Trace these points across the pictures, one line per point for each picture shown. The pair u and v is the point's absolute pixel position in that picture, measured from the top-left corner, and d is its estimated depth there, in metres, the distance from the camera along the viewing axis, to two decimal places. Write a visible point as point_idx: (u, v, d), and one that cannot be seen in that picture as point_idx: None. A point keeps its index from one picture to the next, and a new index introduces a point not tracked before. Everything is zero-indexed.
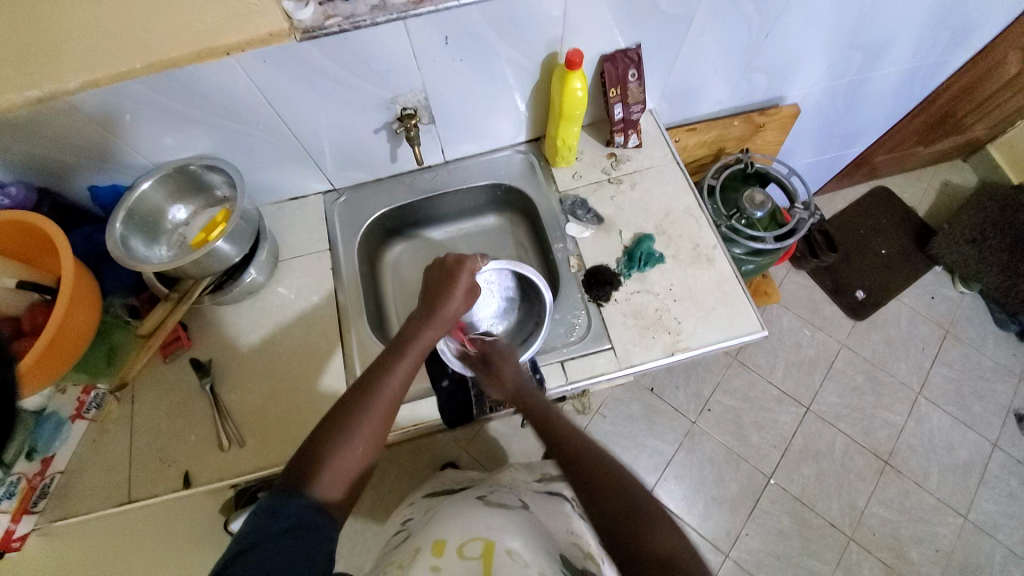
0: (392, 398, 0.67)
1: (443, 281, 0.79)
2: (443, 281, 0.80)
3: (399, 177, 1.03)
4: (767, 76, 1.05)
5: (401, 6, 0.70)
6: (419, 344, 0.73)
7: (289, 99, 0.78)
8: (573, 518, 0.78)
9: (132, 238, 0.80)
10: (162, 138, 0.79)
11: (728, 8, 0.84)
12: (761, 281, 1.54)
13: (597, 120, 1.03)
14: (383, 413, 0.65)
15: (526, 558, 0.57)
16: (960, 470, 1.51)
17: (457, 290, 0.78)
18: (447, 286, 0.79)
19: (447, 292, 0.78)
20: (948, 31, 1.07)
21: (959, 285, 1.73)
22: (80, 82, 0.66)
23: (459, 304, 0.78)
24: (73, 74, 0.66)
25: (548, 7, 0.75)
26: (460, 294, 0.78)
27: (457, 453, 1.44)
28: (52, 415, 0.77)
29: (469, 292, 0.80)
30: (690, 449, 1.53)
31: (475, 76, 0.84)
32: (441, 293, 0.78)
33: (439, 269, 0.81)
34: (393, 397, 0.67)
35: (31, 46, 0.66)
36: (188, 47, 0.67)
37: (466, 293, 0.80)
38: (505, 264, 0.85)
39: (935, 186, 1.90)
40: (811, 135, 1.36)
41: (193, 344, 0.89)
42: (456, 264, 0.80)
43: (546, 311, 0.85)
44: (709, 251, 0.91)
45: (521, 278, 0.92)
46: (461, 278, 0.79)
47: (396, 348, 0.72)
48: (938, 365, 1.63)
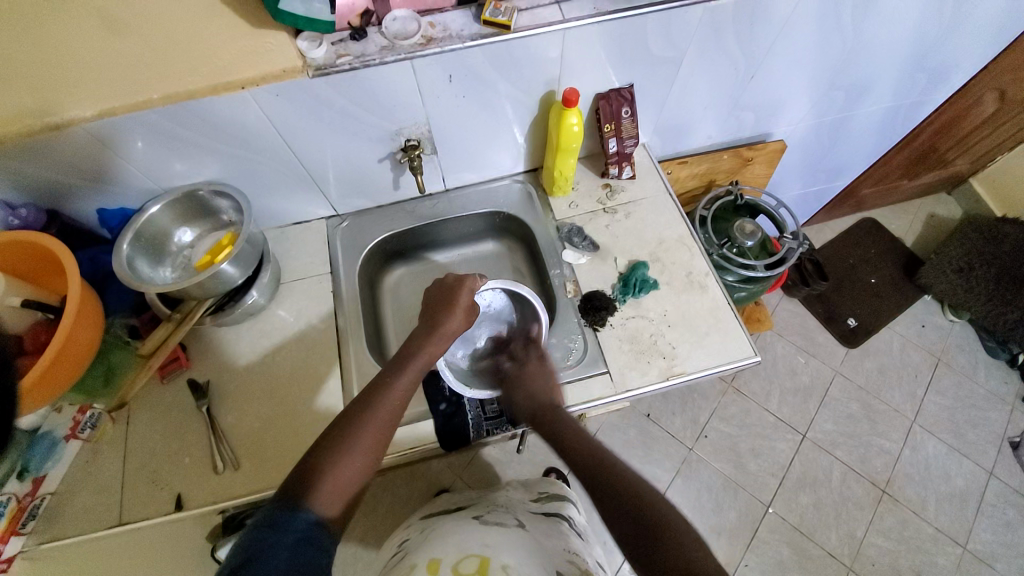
0: (390, 415, 0.67)
1: (444, 299, 0.81)
2: (442, 299, 0.81)
3: (401, 204, 1.06)
4: (755, 113, 1.10)
5: (409, 47, 0.74)
6: (419, 359, 0.74)
7: (298, 130, 0.81)
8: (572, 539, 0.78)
9: (138, 260, 0.82)
10: (173, 164, 0.82)
11: (716, 51, 0.89)
12: (754, 307, 1.57)
13: (592, 152, 1.07)
14: (378, 430, 0.65)
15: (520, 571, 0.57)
16: (958, 499, 1.50)
17: (457, 308, 0.80)
18: (447, 304, 0.80)
19: (448, 310, 0.79)
20: (924, 73, 1.13)
21: (948, 313, 1.76)
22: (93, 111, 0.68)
23: (459, 322, 0.79)
24: (89, 104, 0.68)
25: (547, 49, 0.80)
26: (460, 311, 0.80)
27: (452, 479, 1.42)
28: (46, 434, 0.77)
29: (468, 310, 0.81)
30: (687, 477, 1.52)
31: (477, 110, 0.88)
32: (441, 311, 0.79)
33: (439, 288, 0.83)
34: (392, 411, 0.68)
35: (48, 79, 0.69)
36: (203, 80, 0.70)
37: (465, 310, 0.81)
38: (500, 283, 0.88)
39: (921, 218, 1.96)
40: (799, 169, 1.42)
41: (191, 365, 0.89)
42: (455, 283, 0.82)
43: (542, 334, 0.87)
44: (702, 278, 0.94)
45: (513, 295, 0.93)
46: (460, 296, 0.81)
47: (395, 365, 0.72)
48: (931, 394, 1.64)
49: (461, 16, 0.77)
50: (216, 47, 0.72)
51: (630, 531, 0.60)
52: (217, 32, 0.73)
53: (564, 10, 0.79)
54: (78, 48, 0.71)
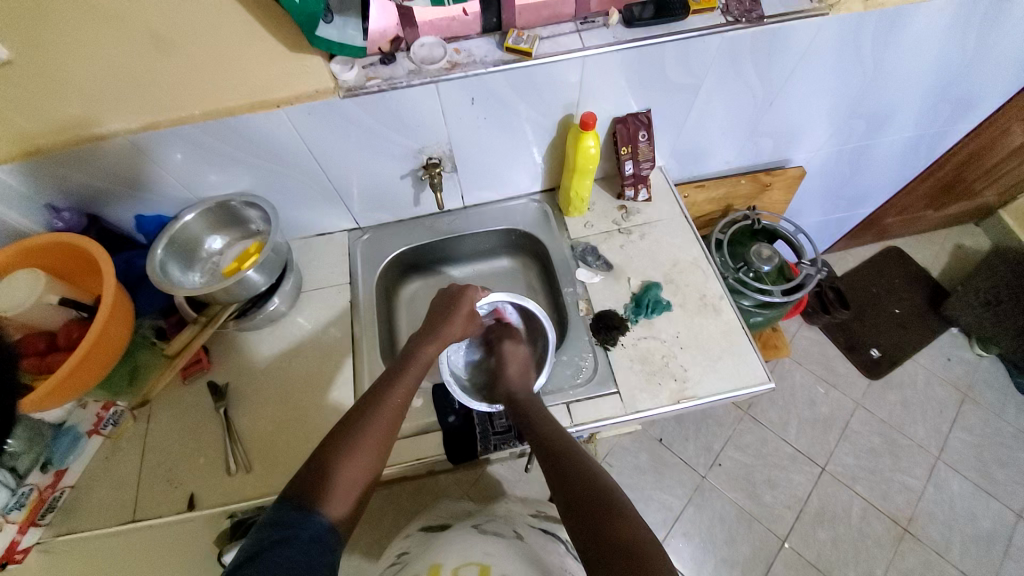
0: (394, 418, 0.69)
1: (449, 304, 0.85)
2: (445, 308, 0.85)
3: (421, 220, 1.09)
4: (773, 140, 1.11)
5: (435, 71, 0.78)
6: (421, 362, 0.77)
7: (326, 145, 0.85)
8: (568, 554, 0.80)
9: (170, 264, 0.86)
10: (207, 175, 0.86)
11: (733, 79, 0.91)
12: (772, 333, 1.53)
13: (609, 174, 1.09)
14: (384, 432, 0.67)
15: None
16: (982, 541, 1.43)
17: (457, 316, 0.83)
18: (448, 312, 0.84)
19: (452, 316, 0.83)
20: (948, 103, 1.12)
21: (976, 347, 1.69)
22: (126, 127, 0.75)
23: (460, 327, 0.83)
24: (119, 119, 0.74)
25: (567, 74, 0.82)
26: (462, 317, 0.84)
27: (458, 494, 1.41)
28: (71, 428, 0.81)
29: (469, 316, 0.85)
30: (699, 505, 1.48)
31: (497, 131, 0.91)
32: (441, 318, 0.83)
33: (443, 297, 0.87)
34: (397, 413, 0.70)
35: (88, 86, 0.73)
36: (244, 97, 0.76)
37: (466, 317, 0.85)
38: (506, 296, 0.90)
39: (948, 249, 1.91)
40: (818, 195, 1.41)
41: (212, 367, 0.92)
42: (458, 291, 0.87)
43: (548, 355, 0.87)
44: (716, 301, 0.94)
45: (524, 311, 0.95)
46: (462, 303, 0.85)
47: (396, 369, 0.75)
48: (957, 430, 1.58)
49: (485, 42, 0.81)
50: None
51: (581, 501, 0.63)
52: None
53: (584, 38, 0.81)
54: None
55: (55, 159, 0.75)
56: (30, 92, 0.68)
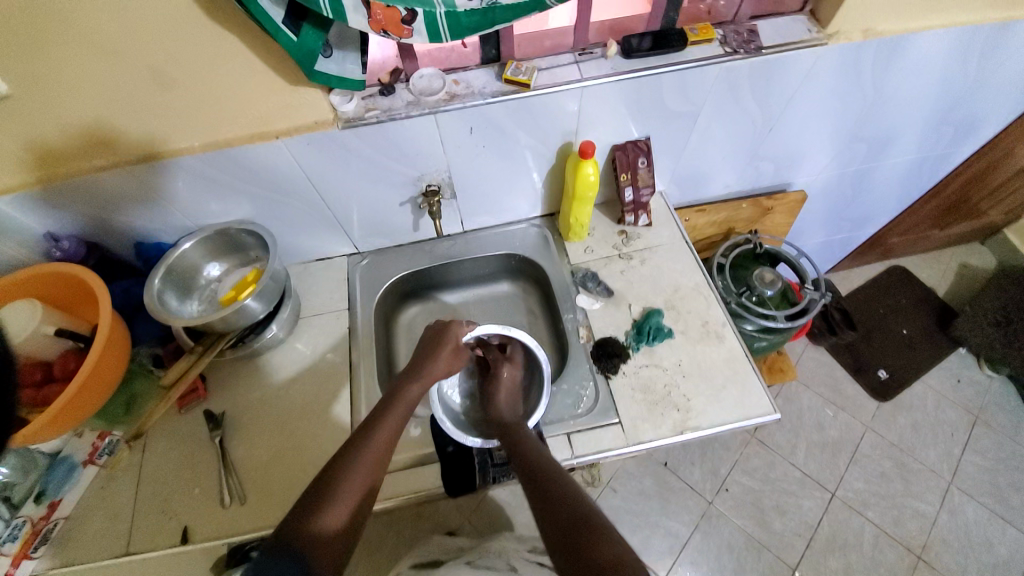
0: (379, 456, 0.67)
1: (433, 340, 0.83)
2: (430, 342, 0.83)
3: (420, 244, 1.09)
4: (773, 164, 1.11)
5: (434, 102, 0.79)
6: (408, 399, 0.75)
7: (326, 175, 0.86)
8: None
9: (168, 294, 0.86)
10: (208, 204, 0.87)
11: (731, 106, 0.91)
12: (777, 357, 1.51)
13: (609, 198, 1.09)
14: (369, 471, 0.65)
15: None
16: (1001, 572, 1.38)
17: (443, 351, 0.81)
18: (433, 347, 0.82)
19: (436, 351, 0.81)
20: (950, 126, 1.12)
21: (985, 368, 1.67)
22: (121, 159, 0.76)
23: (445, 364, 0.80)
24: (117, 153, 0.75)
25: (565, 103, 0.83)
26: (447, 353, 0.81)
27: (458, 521, 1.38)
28: (66, 458, 0.81)
29: (456, 349, 0.83)
30: (706, 533, 1.45)
31: (496, 159, 0.91)
32: (427, 354, 0.81)
33: (430, 332, 0.86)
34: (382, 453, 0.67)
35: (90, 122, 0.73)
36: (244, 130, 0.77)
37: (452, 352, 0.82)
38: (494, 328, 0.86)
39: (953, 268, 1.89)
40: (821, 217, 1.40)
41: (209, 395, 0.91)
42: (442, 326, 0.85)
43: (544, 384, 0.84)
44: (718, 328, 0.92)
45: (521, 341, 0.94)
46: (447, 337, 0.83)
47: (384, 406, 0.73)
48: (970, 455, 1.54)
49: (484, 73, 0.82)
50: None
51: (561, 525, 0.60)
52: None
53: (582, 69, 0.82)
54: None
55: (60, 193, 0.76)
56: (34, 131, 0.70)
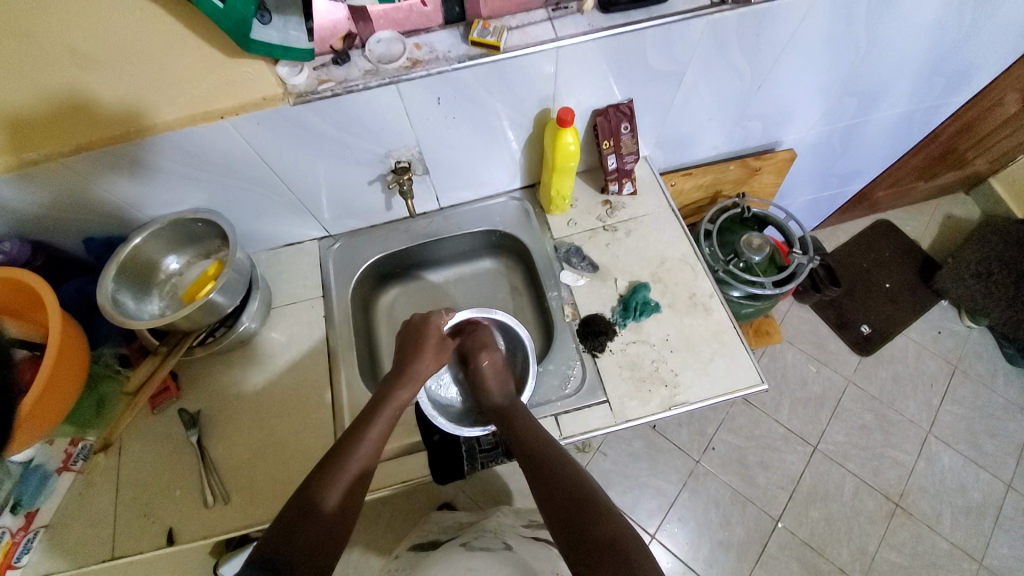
0: (367, 459, 0.68)
1: (413, 338, 0.82)
2: (413, 340, 0.82)
3: (394, 224, 1.03)
4: (762, 123, 1.05)
5: (394, 71, 0.71)
6: (397, 400, 0.75)
7: (284, 155, 0.79)
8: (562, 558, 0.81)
9: (125, 293, 0.81)
10: (158, 192, 0.79)
11: (718, 63, 0.85)
12: (763, 319, 1.53)
13: (592, 166, 1.03)
14: (358, 474, 0.66)
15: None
16: (973, 512, 1.45)
17: (426, 348, 0.81)
18: (416, 344, 0.81)
19: (417, 349, 0.80)
20: (944, 76, 1.07)
21: (966, 319, 1.70)
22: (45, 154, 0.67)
23: (430, 360, 0.80)
24: (39, 150, 0.67)
25: (540, 67, 0.76)
26: (429, 349, 0.80)
27: (453, 494, 1.40)
28: (38, 468, 0.76)
29: (437, 346, 0.82)
30: (694, 490, 1.49)
31: (469, 130, 0.85)
32: (411, 352, 0.80)
33: (408, 328, 0.84)
34: (367, 459, 0.68)
35: (6, 121, 0.66)
36: (187, 112, 0.68)
37: (435, 349, 0.81)
38: (473, 312, 0.88)
39: (938, 219, 1.89)
40: (809, 175, 1.36)
41: (182, 394, 0.87)
42: (421, 322, 0.84)
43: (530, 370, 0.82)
44: (706, 299, 0.90)
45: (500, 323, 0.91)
46: (428, 334, 0.82)
47: (368, 412, 0.72)
48: (948, 404, 1.59)
49: (449, 35, 0.74)
50: (192, 73, 0.69)
51: (566, 508, 0.63)
52: (188, 54, 0.69)
53: (556, 27, 0.75)
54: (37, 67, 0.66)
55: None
56: None
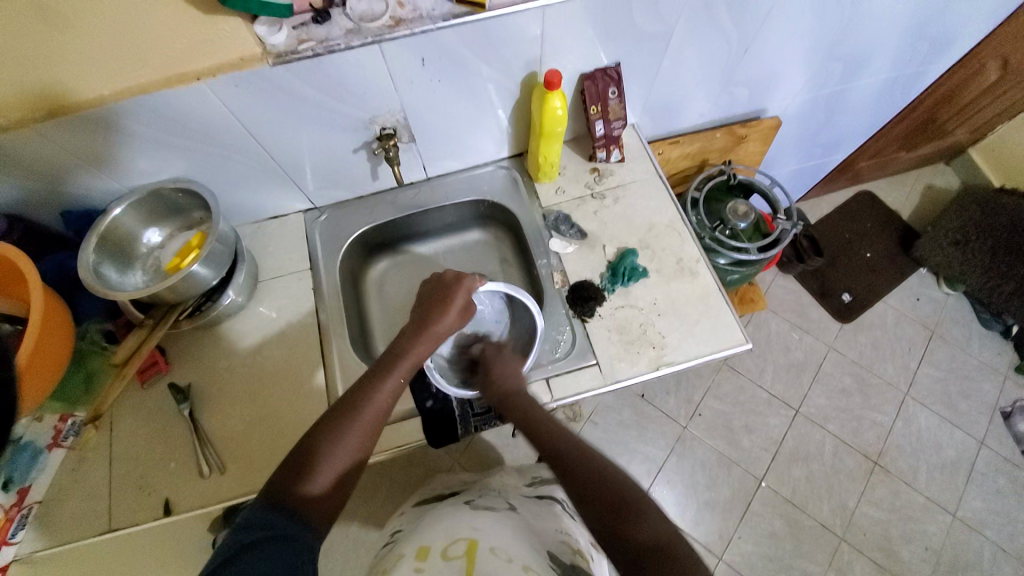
0: (379, 411, 0.68)
1: (439, 296, 0.79)
2: (437, 296, 0.80)
3: (382, 195, 1.02)
4: (748, 89, 1.05)
5: (377, 30, 0.70)
6: (413, 358, 0.73)
7: (266, 122, 0.78)
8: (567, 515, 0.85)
9: (106, 266, 0.79)
10: (134, 161, 0.78)
11: (706, 24, 0.84)
12: (749, 287, 1.56)
13: (579, 134, 1.03)
14: (368, 427, 0.66)
15: (509, 554, 0.57)
16: (947, 468, 1.53)
17: (451, 308, 0.78)
18: (442, 301, 0.79)
19: (442, 308, 0.78)
20: (927, 41, 1.08)
21: (943, 286, 1.74)
22: (12, 121, 0.64)
23: (451, 321, 0.78)
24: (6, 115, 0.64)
25: (526, 27, 0.75)
26: (454, 311, 0.78)
27: (447, 463, 1.43)
28: (29, 444, 0.74)
29: (463, 310, 0.80)
30: (681, 454, 1.54)
31: (455, 95, 0.83)
32: (434, 308, 0.78)
33: (437, 283, 0.81)
34: (380, 410, 0.68)
35: None
36: (157, 73, 0.66)
37: (459, 311, 0.79)
38: (500, 286, 0.83)
39: (918, 188, 1.92)
40: (794, 143, 1.37)
41: (172, 368, 0.87)
42: (453, 281, 0.81)
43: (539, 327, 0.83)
44: (692, 264, 0.92)
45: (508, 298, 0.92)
46: (456, 295, 0.79)
47: (382, 366, 0.72)
48: (924, 367, 1.65)
49: None
50: (168, 35, 0.67)
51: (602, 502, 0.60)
52: (164, 16, 0.67)
53: None
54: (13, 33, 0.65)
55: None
56: None
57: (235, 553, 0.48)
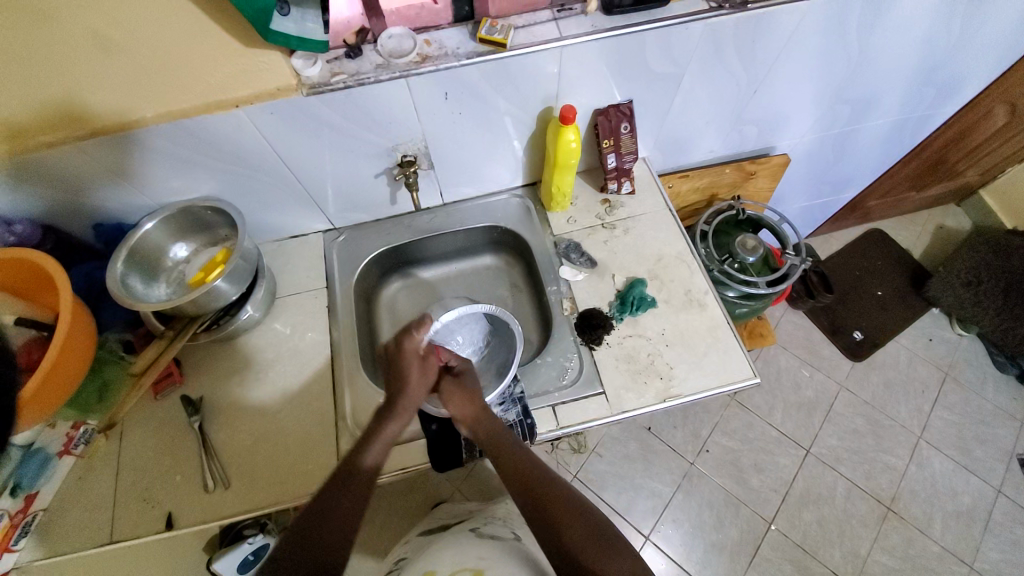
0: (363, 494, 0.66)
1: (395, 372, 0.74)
2: (396, 364, 0.75)
3: (398, 219, 1.06)
4: (758, 128, 1.09)
5: (404, 65, 0.74)
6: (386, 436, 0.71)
7: (295, 147, 0.82)
8: None
9: (132, 277, 0.82)
10: (166, 180, 0.82)
11: (717, 66, 0.88)
12: (758, 322, 1.56)
13: (592, 166, 1.06)
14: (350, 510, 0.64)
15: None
16: (965, 517, 1.47)
17: (411, 381, 0.74)
18: (399, 369, 0.74)
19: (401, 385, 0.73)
20: (932, 86, 1.11)
21: (957, 327, 1.73)
22: (55, 138, 0.69)
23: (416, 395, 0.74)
24: (51, 134, 0.69)
25: (545, 65, 0.79)
26: (415, 384, 0.74)
27: (450, 491, 1.41)
28: (39, 450, 0.76)
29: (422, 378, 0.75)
30: (688, 491, 1.50)
31: (474, 126, 0.87)
32: (394, 388, 0.74)
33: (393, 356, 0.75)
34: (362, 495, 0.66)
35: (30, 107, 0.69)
36: (196, 100, 0.71)
37: (420, 374, 0.75)
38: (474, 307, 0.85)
39: (929, 229, 1.93)
40: (803, 181, 1.39)
41: (185, 380, 0.88)
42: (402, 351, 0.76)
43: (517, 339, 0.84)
44: (701, 296, 0.93)
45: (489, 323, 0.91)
46: (409, 369, 0.74)
47: (358, 450, 0.69)
48: (938, 409, 1.61)
49: (457, 33, 0.78)
50: (209, 64, 0.71)
51: (576, 542, 0.60)
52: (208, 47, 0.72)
53: (561, 27, 0.78)
54: (63, 56, 0.70)
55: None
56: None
57: None
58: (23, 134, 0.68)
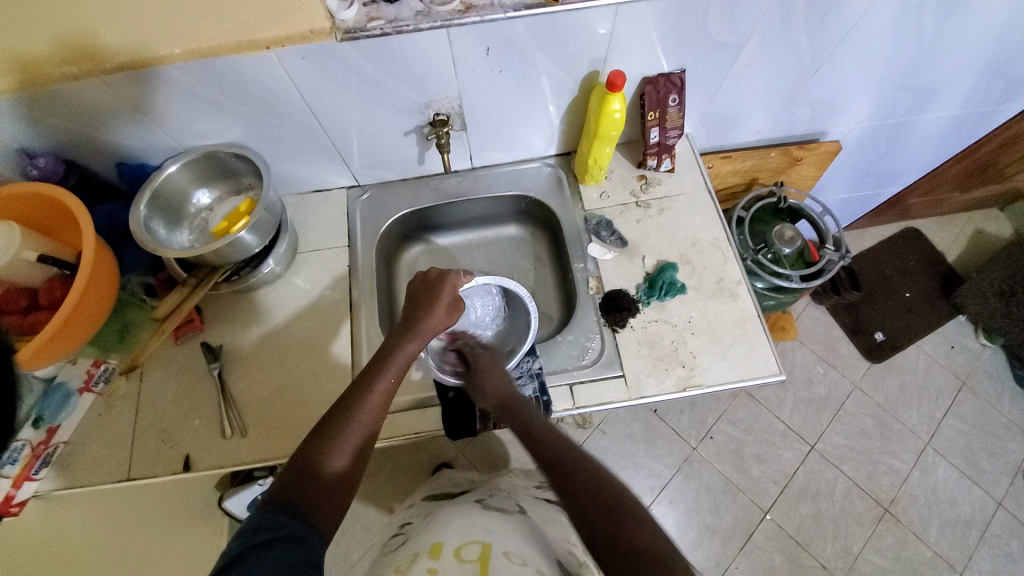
0: (376, 412, 0.66)
1: (425, 294, 0.77)
2: (426, 292, 0.77)
3: (424, 180, 1.02)
4: (812, 110, 1.01)
5: (446, 14, 0.69)
6: (402, 357, 0.71)
7: (323, 95, 0.78)
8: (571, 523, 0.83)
9: (155, 221, 0.81)
10: (192, 123, 0.79)
11: (779, 41, 0.81)
12: (780, 315, 1.52)
13: (632, 139, 1.01)
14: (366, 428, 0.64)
15: (522, 558, 0.57)
16: (961, 525, 1.47)
17: (438, 306, 0.76)
18: (430, 298, 0.77)
19: (429, 308, 0.75)
20: (1005, 81, 1.02)
21: (980, 337, 1.67)
22: (79, 70, 0.66)
23: (440, 319, 0.75)
24: (74, 65, 0.66)
25: (596, 24, 0.73)
26: (442, 308, 0.76)
27: (453, 454, 1.43)
28: (61, 385, 0.77)
29: (450, 306, 0.77)
30: (687, 474, 1.51)
31: (514, 88, 0.83)
32: (421, 309, 0.76)
33: (421, 282, 0.80)
34: (377, 413, 0.66)
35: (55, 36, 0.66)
36: (228, 37, 0.67)
37: (448, 307, 0.77)
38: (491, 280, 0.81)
39: (967, 233, 1.84)
40: (847, 172, 1.32)
41: (205, 328, 0.89)
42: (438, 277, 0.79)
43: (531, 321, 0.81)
44: (732, 286, 0.89)
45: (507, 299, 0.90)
46: (443, 294, 0.77)
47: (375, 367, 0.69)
48: (950, 418, 1.58)
49: None
50: None
51: (598, 506, 0.58)
52: None
53: None
54: None
55: (4, 107, 0.68)
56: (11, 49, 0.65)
57: (243, 554, 0.47)
58: (44, 64, 0.66)
